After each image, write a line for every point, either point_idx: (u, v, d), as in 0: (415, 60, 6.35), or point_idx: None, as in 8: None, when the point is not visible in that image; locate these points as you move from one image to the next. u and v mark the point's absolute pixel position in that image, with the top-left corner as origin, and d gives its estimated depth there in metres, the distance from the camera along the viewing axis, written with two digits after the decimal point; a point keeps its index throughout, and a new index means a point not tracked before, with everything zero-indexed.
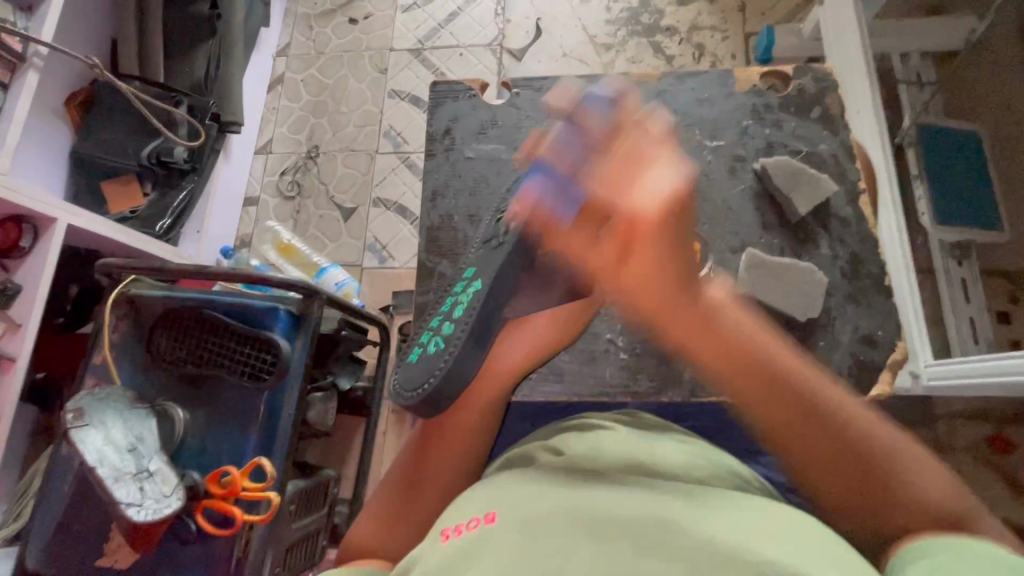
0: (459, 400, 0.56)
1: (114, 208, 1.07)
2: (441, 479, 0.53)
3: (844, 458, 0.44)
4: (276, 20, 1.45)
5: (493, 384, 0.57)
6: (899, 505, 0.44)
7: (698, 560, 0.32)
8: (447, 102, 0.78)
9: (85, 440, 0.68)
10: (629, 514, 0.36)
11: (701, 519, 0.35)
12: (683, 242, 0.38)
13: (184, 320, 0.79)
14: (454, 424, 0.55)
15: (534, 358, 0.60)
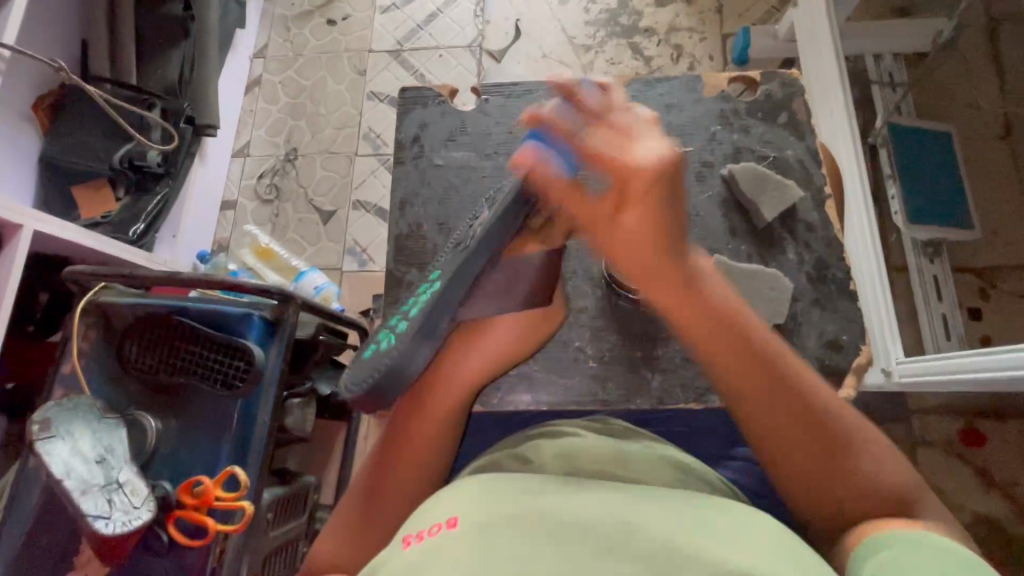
0: (422, 406, 0.56)
1: (86, 213, 1.05)
2: (405, 492, 0.53)
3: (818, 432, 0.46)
4: (252, 21, 1.43)
5: (455, 387, 0.57)
6: (859, 490, 0.46)
7: (653, 558, 0.33)
8: (418, 107, 0.78)
9: (51, 451, 0.67)
10: (587, 518, 0.37)
11: (655, 520, 0.36)
12: (676, 178, 0.42)
13: (155, 328, 0.78)
14: (414, 434, 0.55)
15: (496, 364, 0.60)
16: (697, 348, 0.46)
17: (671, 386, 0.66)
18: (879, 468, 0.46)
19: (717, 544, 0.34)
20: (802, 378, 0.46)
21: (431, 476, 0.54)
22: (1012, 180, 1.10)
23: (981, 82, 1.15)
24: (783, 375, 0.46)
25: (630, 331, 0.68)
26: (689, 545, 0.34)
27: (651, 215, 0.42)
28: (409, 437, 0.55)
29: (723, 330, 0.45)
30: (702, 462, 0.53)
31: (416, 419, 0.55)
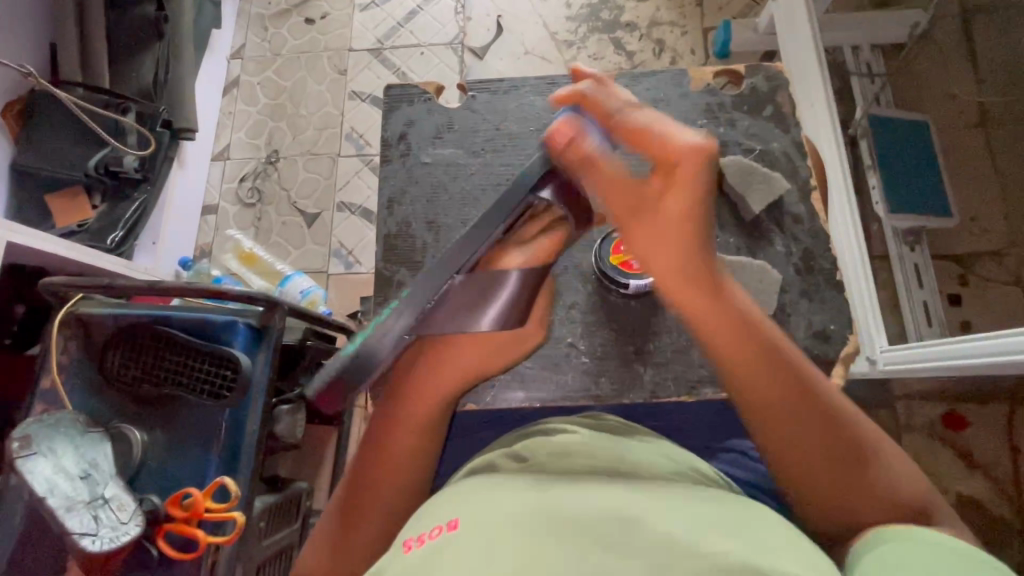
0: (393, 423, 0.54)
1: (61, 222, 1.03)
2: (383, 508, 0.52)
3: (822, 441, 0.46)
4: (229, 20, 1.40)
5: (423, 406, 0.54)
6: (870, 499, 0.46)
7: (653, 553, 0.33)
8: (402, 106, 0.77)
9: (32, 469, 0.65)
10: (586, 514, 0.37)
11: (653, 518, 0.36)
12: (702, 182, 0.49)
13: (137, 338, 0.76)
14: (387, 449, 0.53)
15: (473, 375, 0.57)
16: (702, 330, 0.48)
17: (663, 381, 0.66)
18: (887, 465, 0.47)
19: (714, 536, 0.34)
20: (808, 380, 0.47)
21: (413, 491, 0.53)
22: (989, 168, 1.12)
23: (957, 72, 1.18)
24: (787, 379, 0.46)
25: (622, 327, 0.68)
26: (686, 538, 0.34)
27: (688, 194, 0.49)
28: (387, 454, 0.53)
29: (731, 325, 0.46)
30: (697, 457, 0.53)
31: (393, 435, 0.53)
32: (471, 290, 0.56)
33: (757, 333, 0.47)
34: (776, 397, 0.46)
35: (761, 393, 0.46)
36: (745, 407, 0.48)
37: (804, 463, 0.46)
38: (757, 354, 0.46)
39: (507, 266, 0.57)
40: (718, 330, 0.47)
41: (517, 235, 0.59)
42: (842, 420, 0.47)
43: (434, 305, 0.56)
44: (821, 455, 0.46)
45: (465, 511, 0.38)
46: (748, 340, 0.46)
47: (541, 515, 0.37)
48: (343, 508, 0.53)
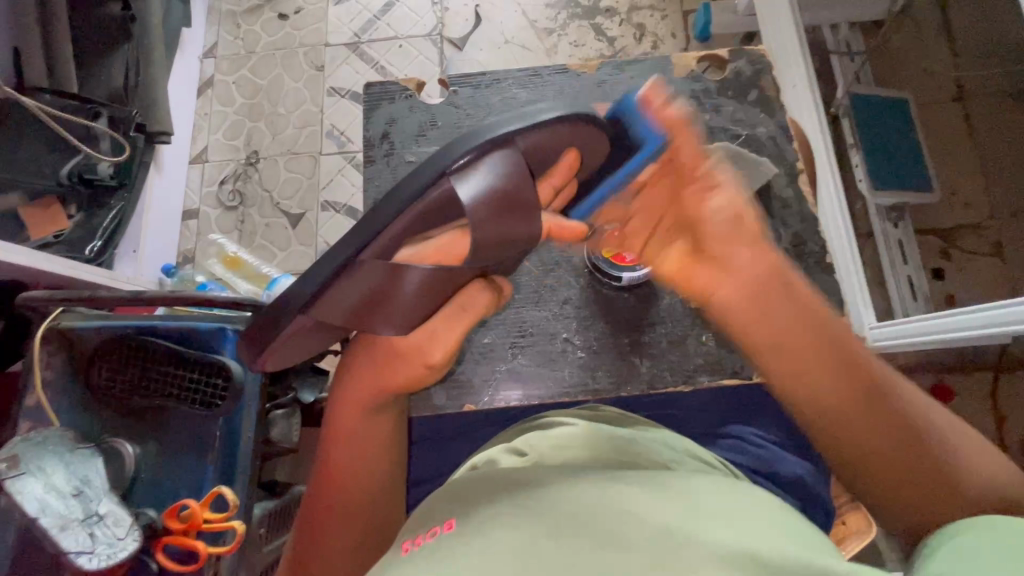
0: (333, 428, 0.55)
1: (38, 234, 0.99)
2: (342, 516, 0.54)
3: (901, 436, 0.44)
4: (198, 18, 1.37)
5: (351, 414, 0.54)
6: (944, 493, 0.44)
7: (651, 547, 0.33)
8: (383, 104, 0.75)
9: (22, 489, 0.63)
10: (580, 506, 0.37)
11: (648, 509, 0.37)
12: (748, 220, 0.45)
13: (124, 351, 0.75)
14: (335, 459, 0.54)
15: (379, 390, 0.52)
16: (774, 331, 0.44)
17: (659, 372, 0.66)
18: (970, 459, 0.45)
19: (713, 526, 0.35)
20: (882, 374, 0.45)
21: (376, 500, 0.55)
22: (968, 143, 1.14)
23: (936, 48, 1.18)
24: (862, 372, 0.44)
25: (615, 319, 0.68)
26: (684, 530, 0.34)
27: (735, 220, 0.45)
28: (338, 472, 0.54)
29: (798, 318, 0.44)
30: (696, 443, 0.53)
31: (336, 452, 0.54)
32: (361, 281, 0.46)
33: (816, 322, 0.44)
34: (850, 392, 0.44)
35: (825, 390, 0.44)
36: (811, 407, 0.45)
37: (872, 458, 0.45)
38: (836, 378, 0.44)
39: (402, 265, 0.46)
40: (789, 339, 0.44)
41: (421, 233, 0.46)
42: (923, 428, 0.45)
43: (328, 283, 0.47)
44: (897, 461, 0.45)
45: (461, 511, 0.40)
46: (816, 357, 0.44)
47: (542, 514, 0.37)
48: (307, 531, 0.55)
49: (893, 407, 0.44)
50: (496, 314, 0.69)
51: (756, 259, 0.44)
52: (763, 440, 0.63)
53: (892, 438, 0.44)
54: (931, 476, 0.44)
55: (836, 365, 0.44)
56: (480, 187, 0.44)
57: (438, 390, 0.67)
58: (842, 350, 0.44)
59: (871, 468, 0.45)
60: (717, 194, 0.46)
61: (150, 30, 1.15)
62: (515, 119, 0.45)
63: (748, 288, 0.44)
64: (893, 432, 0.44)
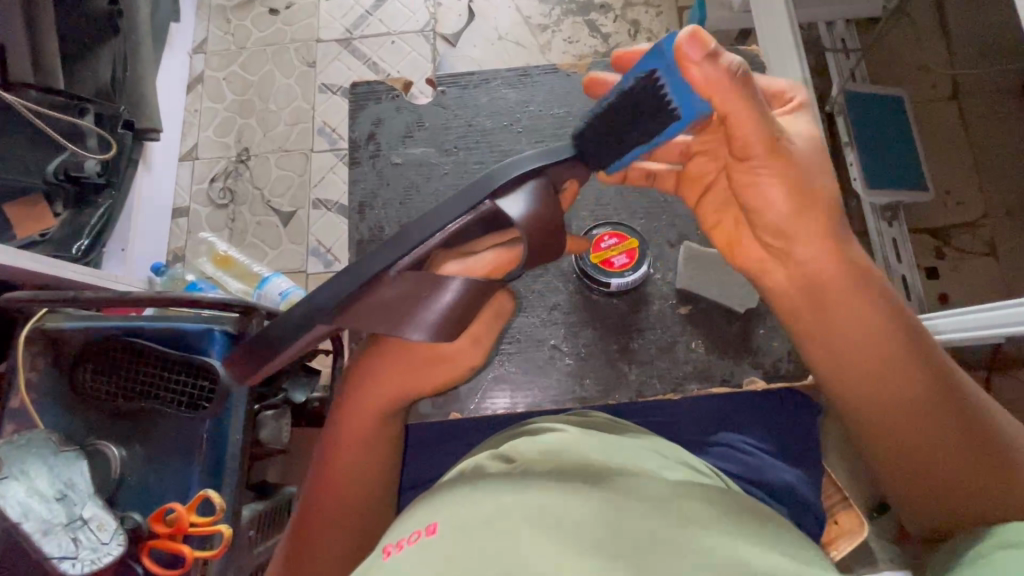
0: (341, 431, 0.55)
1: (23, 232, 0.98)
2: (336, 522, 0.54)
3: (946, 433, 0.49)
4: (187, 14, 1.35)
5: (364, 418, 0.55)
6: (989, 493, 0.47)
7: (634, 556, 0.33)
8: (370, 103, 0.74)
9: (5, 492, 0.60)
10: (562, 514, 0.36)
11: (632, 517, 0.36)
12: (839, 225, 0.52)
13: (109, 352, 0.74)
14: (336, 462, 0.54)
15: (407, 394, 0.55)
16: (839, 325, 0.52)
17: (647, 379, 0.65)
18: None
19: (696, 532, 0.35)
20: (945, 377, 0.50)
21: (371, 503, 0.55)
22: (963, 141, 1.14)
23: (931, 46, 1.18)
24: (914, 372, 0.50)
25: (605, 322, 0.67)
26: (668, 535, 0.34)
27: (822, 227, 0.51)
28: (336, 467, 0.55)
29: (860, 314, 0.51)
30: (684, 448, 0.53)
31: (337, 445, 0.55)
32: (406, 291, 0.47)
33: (891, 318, 0.51)
34: (908, 386, 0.50)
35: (878, 382, 0.51)
36: (865, 396, 0.52)
37: (915, 449, 0.50)
38: (889, 350, 0.51)
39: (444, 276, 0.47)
40: (851, 329, 0.52)
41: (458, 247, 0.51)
42: (979, 428, 0.49)
43: (362, 291, 0.46)
44: (942, 454, 0.49)
45: (444, 516, 0.39)
46: (877, 349, 0.51)
47: (527, 518, 0.36)
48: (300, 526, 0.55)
49: (947, 404, 0.49)
50: None
51: (840, 264, 0.52)
52: (754, 448, 0.60)
53: (944, 413, 0.49)
54: (982, 456, 0.48)
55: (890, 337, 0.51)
56: (523, 210, 0.47)
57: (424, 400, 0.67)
58: (906, 347, 0.50)
59: (913, 458, 0.50)
60: (775, 185, 0.51)
61: (138, 25, 1.14)
62: (543, 155, 0.50)
63: (808, 284, 0.53)
64: (950, 408, 0.49)
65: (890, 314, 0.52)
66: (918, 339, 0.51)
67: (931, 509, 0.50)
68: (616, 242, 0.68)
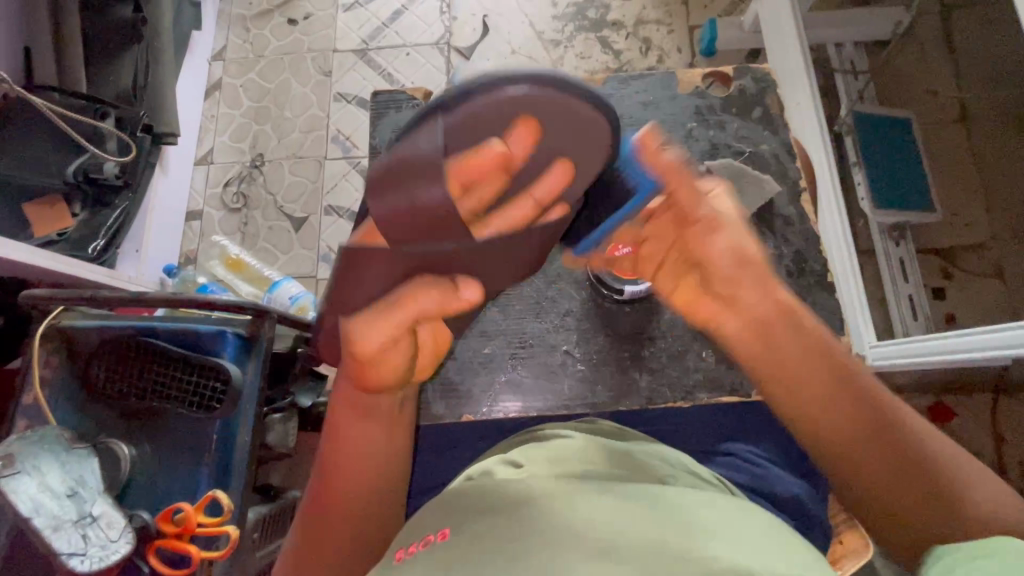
0: (333, 448, 0.54)
1: (40, 230, 1.00)
2: (346, 539, 0.52)
3: (887, 466, 0.47)
4: (208, 22, 1.38)
5: (352, 425, 0.54)
6: (937, 512, 0.47)
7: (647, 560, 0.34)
8: (390, 112, 0.76)
9: (16, 488, 0.63)
10: (573, 521, 0.37)
11: (646, 521, 0.37)
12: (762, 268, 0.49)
13: (124, 352, 0.75)
14: (339, 479, 0.53)
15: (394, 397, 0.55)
16: (775, 372, 0.50)
17: (659, 386, 0.65)
18: (973, 486, 0.47)
19: (707, 539, 0.35)
20: (884, 409, 0.48)
21: (376, 522, 0.54)
22: (970, 164, 1.15)
23: (939, 69, 1.20)
24: (848, 412, 0.48)
25: (615, 333, 0.67)
26: (678, 543, 0.35)
27: (754, 276, 0.49)
28: (349, 478, 0.53)
29: (805, 357, 0.49)
30: (693, 459, 0.53)
31: (351, 448, 0.53)
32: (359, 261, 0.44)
33: (826, 359, 0.49)
34: (847, 429, 0.48)
35: (819, 425, 0.49)
36: (813, 440, 0.50)
37: (863, 483, 0.49)
38: (823, 379, 0.48)
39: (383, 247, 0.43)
40: (791, 370, 0.49)
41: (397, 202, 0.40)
42: (919, 457, 0.47)
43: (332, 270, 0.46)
44: (886, 487, 0.48)
45: (456, 520, 0.40)
46: (816, 392, 0.49)
47: (528, 525, 0.37)
48: (304, 538, 0.53)
49: (884, 442, 0.47)
50: (496, 325, 0.69)
51: (772, 309, 0.49)
52: (760, 458, 0.61)
53: (893, 460, 0.47)
54: (932, 490, 0.47)
55: (825, 362, 0.48)
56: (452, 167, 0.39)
57: (436, 401, 0.66)
58: (840, 389, 0.48)
59: (860, 494, 0.49)
60: (721, 238, 0.48)
61: (160, 32, 1.15)
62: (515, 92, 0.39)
63: (746, 333, 0.50)
64: (888, 445, 0.47)
65: (824, 351, 0.49)
66: (853, 373, 0.49)
67: (892, 537, 0.49)
68: None
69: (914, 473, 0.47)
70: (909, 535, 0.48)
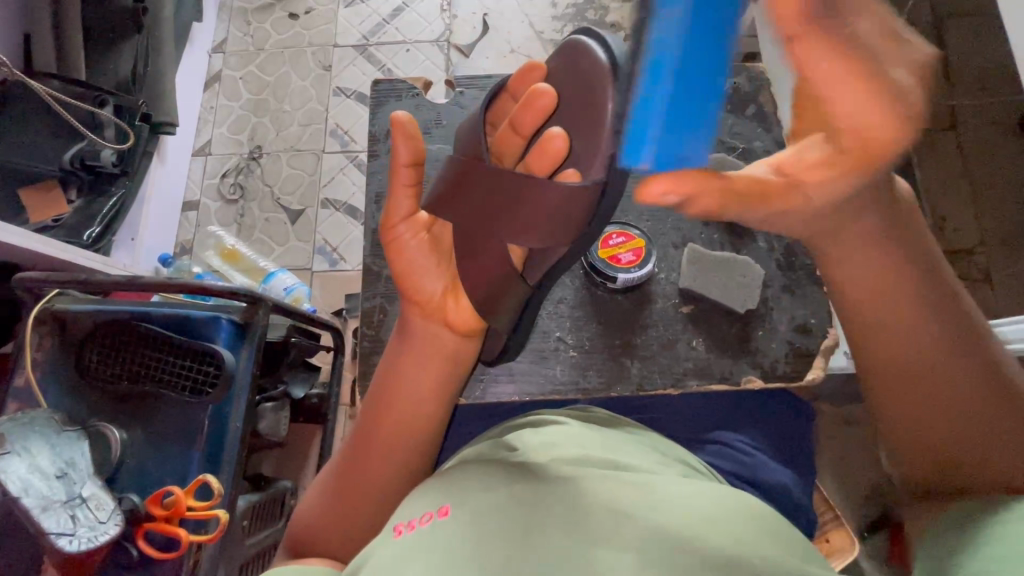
0: (404, 362, 0.56)
1: (35, 216, 1.00)
2: (390, 451, 0.54)
3: (952, 374, 0.46)
4: (210, 14, 1.38)
5: (429, 344, 0.56)
6: (988, 427, 0.45)
7: (651, 546, 0.37)
8: (390, 101, 0.76)
9: (6, 468, 0.62)
10: (566, 509, 0.40)
11: (649, 509, 0.39)
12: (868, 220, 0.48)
13: (118, 336, 0.75)
14: (398, 394, 0.55)
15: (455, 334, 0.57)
16: (852, 283, 0.50)
17: (650, 374, 0.66)
18: None
19: (707, 533, 0.38)
20: (957, 322, 0.47)
21: (419, 440, 0.55)
22: (959, 170, 1.16)
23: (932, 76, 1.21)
24: (916, 318, 0.47)
25: (608, 322, 0.68)
26: (678, 531, 0.37)
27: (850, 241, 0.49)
28: (386, 416, 0.54)
29: (884, 267, 0.48)
30: (683, 448, 0.53)
31: (396, 378, 0.55)
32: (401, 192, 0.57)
33: (913, 267, 0.48)
34: (927, 330, 0.47)
35: (886, 332, 0.48)
36: (877, 351, 0.49)
37: (924, 400, 0.47)
38: (901, 288, 0.48)
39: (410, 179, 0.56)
40: (867, 279, 0.49)
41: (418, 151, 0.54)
42: (994, 368, 0.46)
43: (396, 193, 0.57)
44: (950, 405, 0.46)
45: (457, 501, 0.43)
46: (891, 290, 0.48)
47: (509, 512, 0.40)
48: (342, 468, 0.55)
49: (955, 346, 0.46)
50: None
51: (873, 240, 0.48)
52: (750, 448, 0.59)
53: (964, 368, 0.46)
54: (996, 407, 0.45)
55: (901, 277, 0.48)
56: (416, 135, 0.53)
57: None
58: (913, 292, 0.47)
59: (911, 415, 0.48)
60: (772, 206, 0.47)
61: (161, 23, 1.16)
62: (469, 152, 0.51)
63: (843, 251, 0.50)
64: (960, 350, 0.46)
65: (901, 264, 0.48)
66: (933, 287, 0.48)
67: (932, 470, 0.47)
68: (623, 240, 0.69)
69: (987, 391, 0.45)
70: (952, 460, 0.46)
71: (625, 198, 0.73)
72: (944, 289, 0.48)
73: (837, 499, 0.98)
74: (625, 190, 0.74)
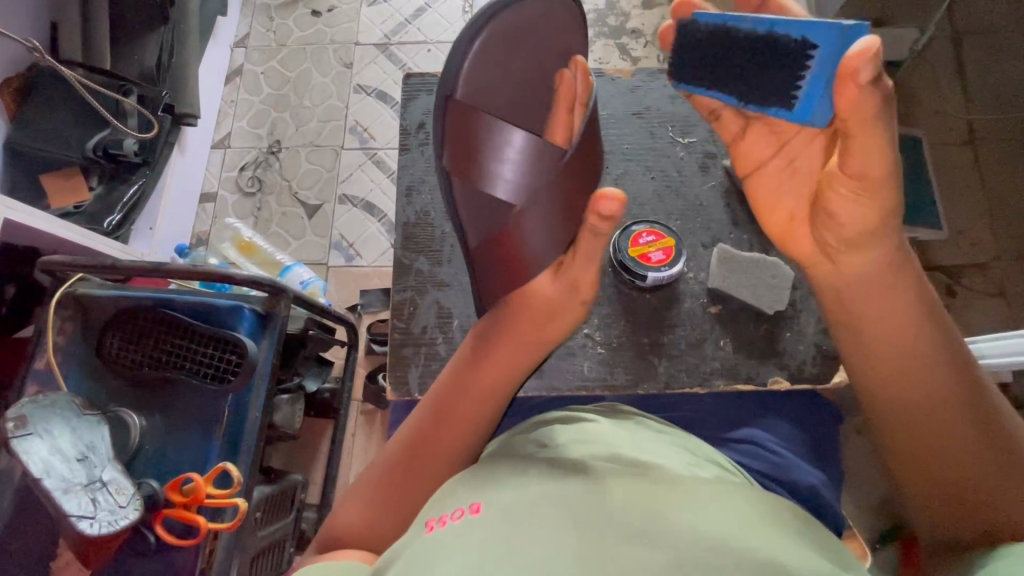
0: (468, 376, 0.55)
1: (57, 203, 1.01)
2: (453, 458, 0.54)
3: (959, 424, 0.46)
4: (233, 10, 1.40)
5: (503, 360, 0.55)
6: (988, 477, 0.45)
7: (688, 546, 0.36)
8: (422, 94, 0.77)
9: (28, 449, 0.62)
10: (601, 504, 0.39)
11: (680, 508, 0.39)
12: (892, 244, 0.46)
13: (139, 322, 0.75)
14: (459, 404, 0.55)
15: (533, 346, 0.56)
16: (867, 319, 0.48)
17: (677, 372, 0.66)
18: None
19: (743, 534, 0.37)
20: (962, 368, 0.46)
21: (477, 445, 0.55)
22: (976, 184, 1.17)
23: (949, 92, 1.22)
24: (930, 364, 0.46)
25: (637, 319, 0.68)
26: (716, 534, 0.36)
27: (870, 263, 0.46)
28: (443, 428, 0.55)
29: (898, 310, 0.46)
30: (713, 447, 0.53)
31: (468, 391, 0.55)
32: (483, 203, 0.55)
33: (924, 310, 0.47)
34: (938, 377, 0.46)
35: (899, 376, 0.47)
36: (890, 394, 0.48)
37: (932, 447, 0.47)
38: (912, 329, 0.46)
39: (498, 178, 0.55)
40: (883, 317, 0.47)
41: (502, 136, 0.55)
42: (992, 416, 0.46)
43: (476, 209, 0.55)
44: (954, 452, 0.46)
45: (488, 497, 0.42)
46: (904, 334, 0.47)
47: (537, 507, 0.40)
48: (390, 472, 0.54)
49: (963, 396, 0.46)
50: None
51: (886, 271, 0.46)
52: (780, 448, 0.59)
53: (967, 417, 0.46)
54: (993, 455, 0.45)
55: (912, 322, 0.46)
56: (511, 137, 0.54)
57: None
58: (924, 338, 0.46)
59: (916, 459, 0.48)
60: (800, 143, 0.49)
61: (186, 16, 1.17)
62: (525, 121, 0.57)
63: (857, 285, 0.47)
64: (964, 397, 0.46)
65: (913, 308, 0.46)
66: (941, 330, 0.47)
67: (934, 512, 0.48)
68: (653, 239, 0.69)
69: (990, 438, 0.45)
70: (953, 506, 0.47)
71: (655, 197, 0.73)
72: (945, 325, 0.47)
73: (849, 510, 0.97)
74: (653, 187, 0.74)
